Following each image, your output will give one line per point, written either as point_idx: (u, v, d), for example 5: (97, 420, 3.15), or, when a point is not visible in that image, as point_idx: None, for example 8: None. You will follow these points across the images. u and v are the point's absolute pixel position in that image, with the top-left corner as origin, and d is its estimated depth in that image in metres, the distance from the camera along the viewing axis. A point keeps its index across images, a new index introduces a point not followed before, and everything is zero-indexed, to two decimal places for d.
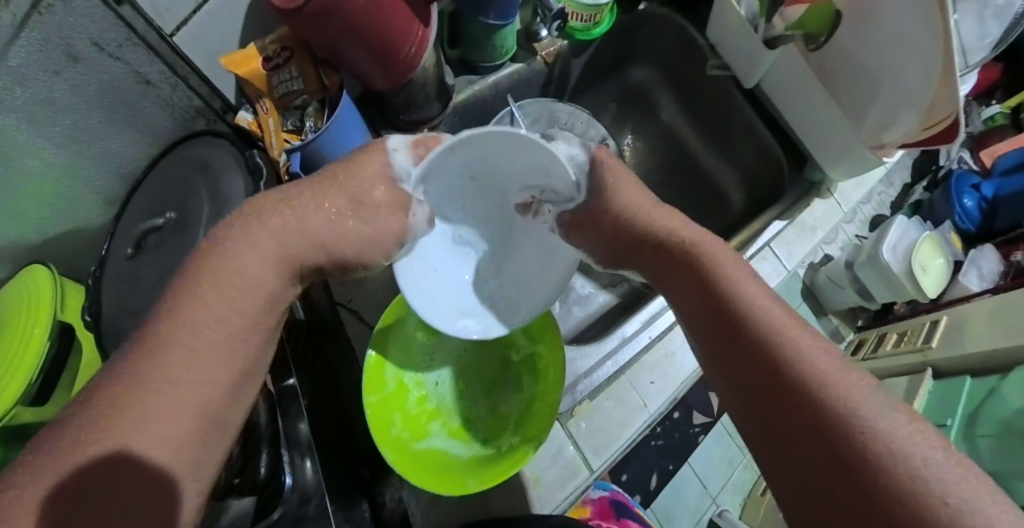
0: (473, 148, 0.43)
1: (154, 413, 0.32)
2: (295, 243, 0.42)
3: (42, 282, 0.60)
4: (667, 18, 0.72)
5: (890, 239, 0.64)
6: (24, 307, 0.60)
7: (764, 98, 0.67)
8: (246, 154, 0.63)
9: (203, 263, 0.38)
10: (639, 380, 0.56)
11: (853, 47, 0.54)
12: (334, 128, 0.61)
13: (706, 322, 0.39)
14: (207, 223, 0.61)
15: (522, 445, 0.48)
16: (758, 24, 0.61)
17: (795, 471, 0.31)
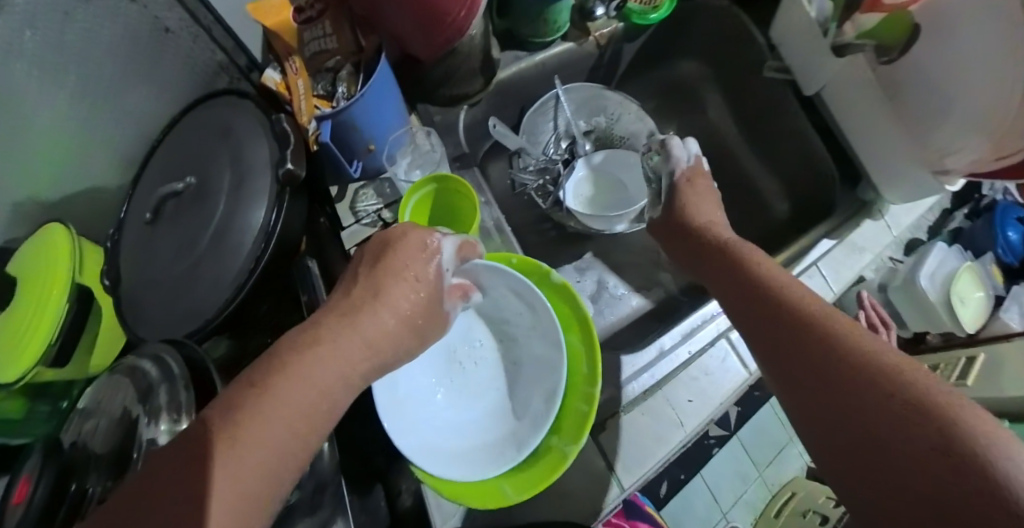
0: (502, 283, 0.53)
1: (230, 424, 0.34)
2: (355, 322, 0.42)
3: (59, 241, 0.56)
4: (725, 11, 0.68)
5: (928, 265, 0.57)
6: (39, 265, 0.56)
7: (823, 107, 0.63)
8: (272, 120, 0.60)
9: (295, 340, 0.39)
10: (676, 397, 0.55)
11: (931, 64, 0.51)
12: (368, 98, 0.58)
13: (739, 292, 0.44)
14: (228, 194, 0.58)
15: (558, 446, 0.47)
16: (829, 28, 0.58)
17: (828, 425, 0.32)
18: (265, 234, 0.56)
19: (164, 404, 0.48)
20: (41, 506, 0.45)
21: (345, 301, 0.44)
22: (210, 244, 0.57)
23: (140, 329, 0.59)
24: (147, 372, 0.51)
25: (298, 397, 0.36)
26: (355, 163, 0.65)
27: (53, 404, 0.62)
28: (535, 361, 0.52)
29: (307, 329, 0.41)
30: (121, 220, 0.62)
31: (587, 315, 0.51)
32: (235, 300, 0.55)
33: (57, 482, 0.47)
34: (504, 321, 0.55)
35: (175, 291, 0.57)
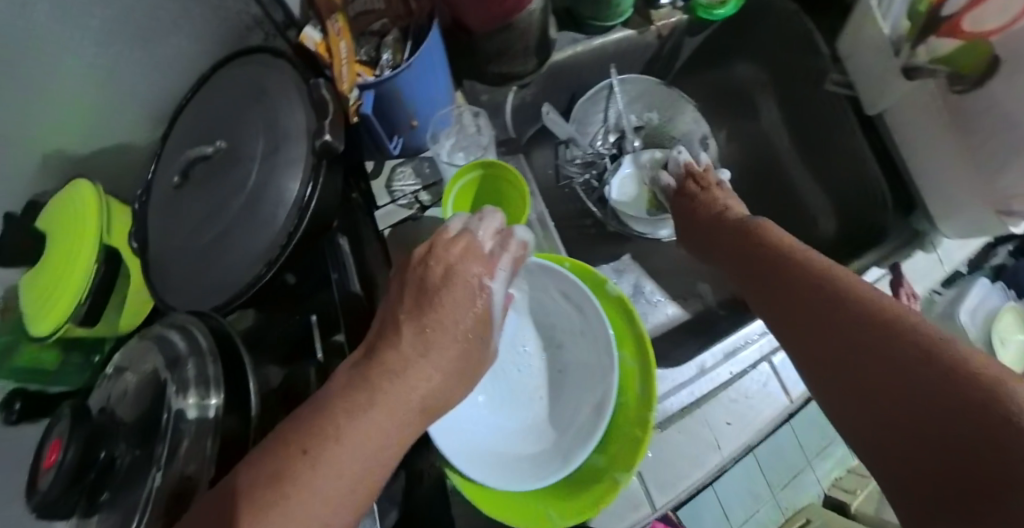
0: (552, 287, 0.51)
1: (275, 494, 0.34)
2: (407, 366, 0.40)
3: (88, 202, 0.56)
4: (793, 15, 0.66)
5: (969, 301, 0.57)
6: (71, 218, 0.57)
7: (883, 129, 0.61)
8: (310, 85, 0.54)
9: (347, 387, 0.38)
10: (714, 418, 0.55)
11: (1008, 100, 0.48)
12: (416, 68, 0.54)
13: (760, 269, 0.47)
14: (260, 160, 0.54)
15: (606, 470, 0.45)
16: (901, 48, 0.57)
17: (851, 386, 0.33)
18: (299, 207, 0.51)
19: (191, 377, 0.46)
20: (71, 467, 0.44)
21: (390, 354, 0.40)
22: (240, 211, 0.53)
23: (169, 297, 0.56)
24: (174, 344, 0.49)
25: (343, 459, 0.36)
26: (396, 139, 0.61)
27: (84, 357, 0.65)
28: (583, 372, 0.49)
29: (352, 389, 0.39)
30: (150, 180, 0.61)
31: (644, 333, 0.48)
32: (264, 277, 0.50)
33: (87, 443, 0.46)
34: (553, 327, 0.52)
35: (200, 260, 0.54)
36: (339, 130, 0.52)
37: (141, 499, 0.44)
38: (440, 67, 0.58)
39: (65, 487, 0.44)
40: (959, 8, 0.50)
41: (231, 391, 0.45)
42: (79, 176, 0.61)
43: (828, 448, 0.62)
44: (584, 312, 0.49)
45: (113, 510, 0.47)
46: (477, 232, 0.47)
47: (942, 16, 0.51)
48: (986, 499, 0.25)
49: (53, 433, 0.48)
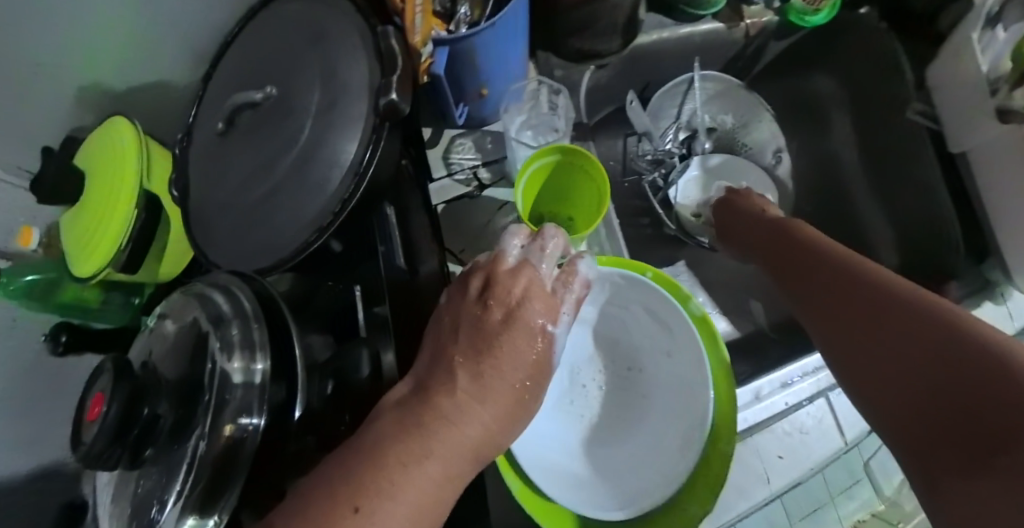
0: (634, 302, 0.47)
1: None
2: (464, 414, 0.34)
3: (130, 145, 0.56)
4: (879, 35, 0.65)
5: None
6: (110, 162, 0.57)
7: (964, 169, 0.60)
8: (376, 33, 0.47)
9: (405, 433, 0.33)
10: (766, 449, 0.51)
11: None
12: (501, 32, 0.49)
13: (787, 260, 0.48)
14: (315, 115, 0.46)
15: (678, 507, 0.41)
16: (999, 89, 0.54)
17: (926, 407, 0.30)
18: (356, 173, 0.44)
19: (236, 341, 0.43)
20: (115, 425, 0.37)
21: (445, 400, 0.34)
22: (290, 169, 0.46)
23: (204, 254, 0.50)
24: (217, 305, 0.46)
25: (395, 521, 0.30)
26: (462, 106, 0.56)
27: (125, 296, 0.70)
28: (663, 394, 0.46)
29: (398, 439, 0.32)
30: (189, 123, 0.54)
31: (728, 364, 0.44)
32: (314, 246, 0.44)
33: (135, 398, 0.38)
34: (632, 343, 0.49)
35: (248, 220, 0.48)
36: (406, 89, 0.45)
37: (185, 459, 0.40)
38: (503, 43, 0.50)
39: (106, 445, 0.37)
40: None
41: (278, 359, 0.44)
42: (118, 116, 0.59)
43: (852, 489, 0.54)
44: (670, 334, 0.46)
45: (157, 469, 0.42)
46: (539, 266, 0.41)
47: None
48: (992, 456, 0.26)
49: (94, 389, 0.40)
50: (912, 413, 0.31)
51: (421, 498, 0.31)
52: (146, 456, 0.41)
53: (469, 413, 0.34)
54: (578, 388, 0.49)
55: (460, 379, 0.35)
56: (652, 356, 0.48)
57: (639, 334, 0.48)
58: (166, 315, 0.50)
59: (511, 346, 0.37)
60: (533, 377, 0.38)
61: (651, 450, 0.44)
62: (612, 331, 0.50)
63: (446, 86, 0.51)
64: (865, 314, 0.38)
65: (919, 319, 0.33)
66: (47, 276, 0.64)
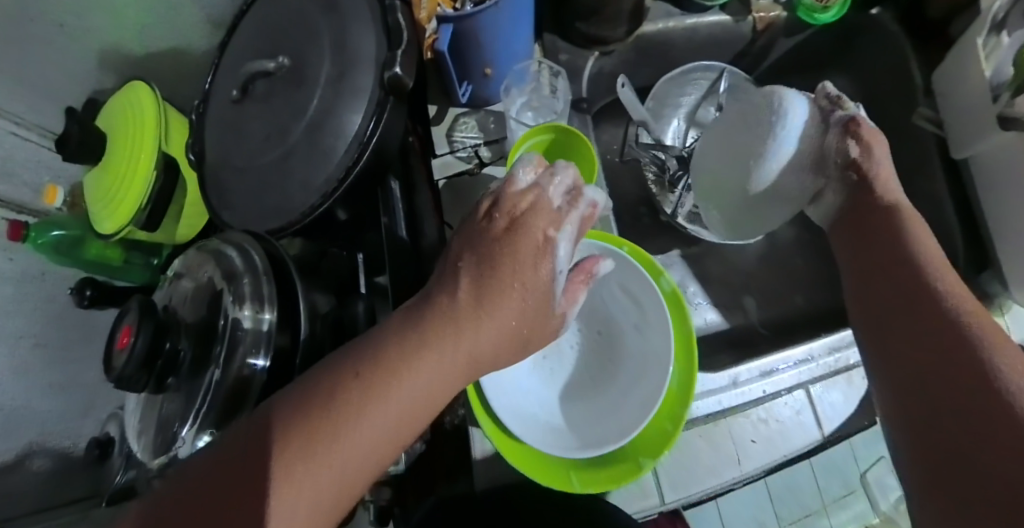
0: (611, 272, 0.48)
1: (308, 441, 0.30)
2: (458, 324, 0.35)
3: (149, 109, 0.58)
4: (892, 37, 0.65)
5: None
6: (132, 122, 0.60)
7: (969, 177, 0.59)
8: (385, 7, 0.49)
9: (398, 342, 0.33)
10: (741, 434, 0.52)
11: None
12: (506, 11, 0.50)
13: (856, 229, 0.46)
14: (326, 84, 0.48)
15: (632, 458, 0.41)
16: (1002, 96, 0.53)
17: (929, 412, 0.34)
18: (361, 143, 0.47)
19: (248, 294, 0.46)
20: (140, 357, 0.42)
21: (445, 307, 0.35)
22: (301, 137, 0.48)
23: (216, 212, 0.53)
24: (230, 259, 0.48)
25: (388, 416, 0.31)
26: (466, 85, 0.57)
27: (143, 257, 0.78)
28: (639, 357, 0.46)
29: (394, 342, 0.33)
30: (206, 90, 0.55)
31: (693, 333, 0.44)
32: (320, 209, 0.47)
33: (158, 335, 0.43)
34: (614, 312, 0.50)
35: (261, 182, 0.49)
36: (411, 63, 0.46)
37: (202, 389, 0.45)
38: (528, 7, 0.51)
39: (134, 371, 0.42)
40: None
41: (285, 309, 0.47)
42: (139, 80, 0.61)
43: (849, 497, 0.60)
44: (646, 305, 0.46)
45: (179, 396, 0.47)
46: (549, 188, 0.40)
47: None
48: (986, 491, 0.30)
49: (122, 323, 0.44)
50: (913, 427, 0.35)
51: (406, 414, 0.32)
52: (170, 385, 0.46)
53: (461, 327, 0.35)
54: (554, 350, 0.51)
55: (452, 296, 0.36)
56: (631, 325, 0.48)
57: (619, 302, 0.49)
58: (183, 264, 0.52)
59: (512, 258, 0.37)
60: (532, 288, 0.37)
61: (620, 409, 0.44)
62: (595, 302, 0.51)
63: (450, 63, 0.52)
64: (914, 311, 0.38)
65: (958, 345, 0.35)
66: (72, 233, 0.72)
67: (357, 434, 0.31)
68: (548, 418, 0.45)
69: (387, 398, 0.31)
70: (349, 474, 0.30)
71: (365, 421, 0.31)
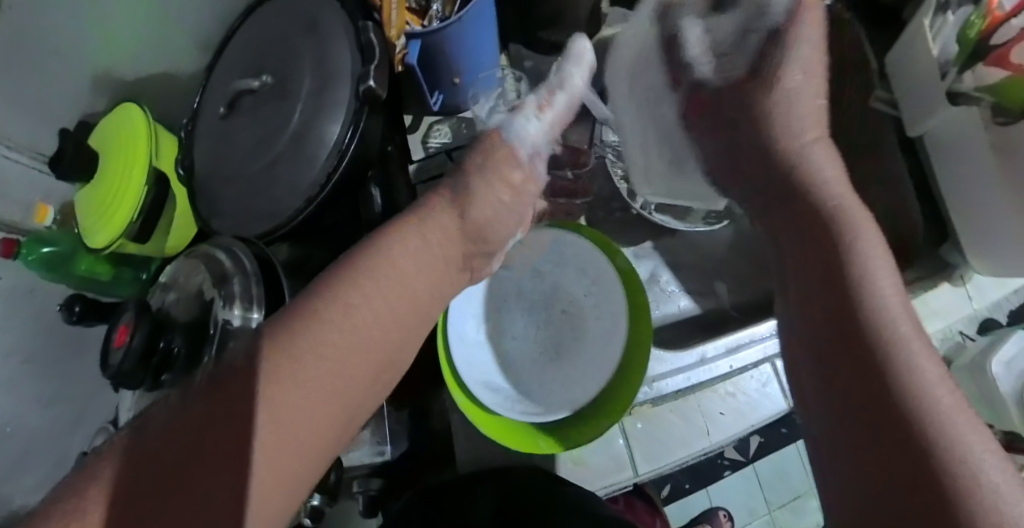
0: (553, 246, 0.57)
1: (277, 391, 0.34)
2: (402, 236, 0.44)
3: (139, 128, 0.63)
4: (849, 26, 0.67)
5: (1006, 352, 0.52)
6: (123, 143, 0.64)
7: (924, 152, 0.62)
8: (359, 27, 0.53)
9: (353, 288, 0.39)
10: (709, 406, 0.57)
11: None
12: (468, 22, 0.54)
13: (795, 240, 0.41)
14: (308, 99, 0.53)
15: (597, 417, 0.49)
16: (949, 73, 0.56)
17: (865, 477, 0.30)
18: (338, 152, 0.51)
19: (238, 293, 0.51)
20: (137, 353, 0.47)
21: (392, 247, 0.43)
22: (287, 145, 0.53)
23: (211, 221, 0.58)
24: (222, 263, 0.53)
25: (346, 347, 0.38)
26: (437, 94, 0.61)
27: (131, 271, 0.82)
28: (587, 319, 0.54)
29: (339, 294, 0.39)
30: (195, 110, 0.61)
31: (644, 299, 0.51)
32: (303, 213, 0.51)
33: (152, 332, 0.49)
34: (556, 280, 0.56)
35: (251, 189, 0.55)
36: (383, 76, 0.51)
37: None
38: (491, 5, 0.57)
39: (132, 366, 0.47)
40: (1009, 38, 0.50)
41: (272, 309, 0.52)
42: (128, 102, 0.66)
43: None
44: (583, 274, 0.55)
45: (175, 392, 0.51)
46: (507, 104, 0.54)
47: (991, 44, 0.51)
48: None
49: (121, 322, 0.50)
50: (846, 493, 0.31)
51: (355, 355, 0.38)
52: (166, 383, 0.51)
53: (408, 275, 0.42)
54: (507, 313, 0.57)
55: (398, 243, 0.43)
56: (569, 291, 0.56)
57: (558, 273, 0.56)
58: (177, 272, 0.57)
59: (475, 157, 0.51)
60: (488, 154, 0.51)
61: (574, 369, 0.52)
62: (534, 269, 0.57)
63: (421, 75, 0.58)
64: (856, 351, 0.33)
65: (899, 400, 0.30)
66: (62, 249, 0.73)
67: (321, 379, 0.36)
68: (516, 386, 0.53)
69: (345, 339, 0.38)
70: (325, 420, 0.36)
71: (320, 362, 0.36)
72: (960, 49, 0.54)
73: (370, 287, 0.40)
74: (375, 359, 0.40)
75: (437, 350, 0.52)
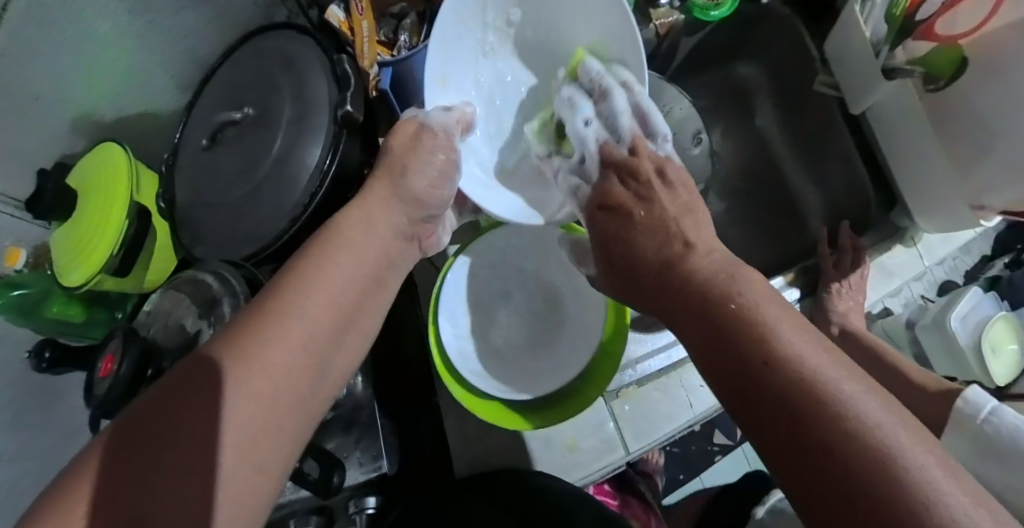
0: (527, 243, 0.60)
1: (234, 374, 0.33)
2: (359, 219, 0.45)
3: (120, 160, 0.59)
4: (786, 20, 0.69)
5: (961, 308, 0.56)
6: (103, 178, 0.59)
7: (869, 129, 0.65)
8: (333, 60, 0.58)
9: (315, 266, 0.40)
10: (690, 379, 0.60)
11: (976, 97, 0.53)
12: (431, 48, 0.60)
13: (664, 293, 0.35)
14: (288, 126, 0.57)
15: (581, 392, 0.53)
16: (881, 50, 0.59)
17: None
18: (321, 173, 0.55)
19: (228, 315, 0.53)
20: (125, 380, 0.48)
21: (349, 229, 0.44)
22: (268, 171, 0.57)
23: (197, 249, 0.61)
24: (210, 286, 0.55)
25: (320, 317, 0.38)
26: None
27: (108, 312, 0.66)
28: (576, 311, 0.58)
29: (285, 277, 0.39)
30: (177, 143, 0.64)
31: None
32: (289, 233, 0.55)
33: (141, 358, 0.49)
34: (532, 272, 0.60)
35: (233, 214, 0.58)
36: (359, 101, 0.56)
37: None
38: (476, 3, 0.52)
39: (116, 395, 0.47)
40: (935, 11, 0.53)
41: None
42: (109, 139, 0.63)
43: None
44: (560, 272, 0.59)
45: None
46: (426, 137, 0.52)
47: (916, 20, 0.54)
48: None
49: (105, 350, 0.50)
50: None
51: (328, 306, 0.39)
52: None
53: (370, 260, 0.44)
54: (492, 302, 0.59)
55: (353, 220, 0.45)
56: (548, 286, 0.60)
57: (534, 268, 0.60)
58: (160, 302, 0.58)
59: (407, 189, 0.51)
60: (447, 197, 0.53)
61: (566, 359, 0.56)
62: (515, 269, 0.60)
63: (394, 100, 0.63)
64: (741, 368, 0.28)
65: (802, 418, 0.24)
66: (35, 291, 0.58)
67: (286, 348, 0.36)
68: (509, 376, 0.55)
69: (307, 308, 0.38)
70: (305, 394, 0.36)
71: (284, 337, 0.36)
72: (889, 29, 0.57)
73: (330, 264, 0.41)
74: (345, 329, 0.40)
75: (429, 337, 0.54)
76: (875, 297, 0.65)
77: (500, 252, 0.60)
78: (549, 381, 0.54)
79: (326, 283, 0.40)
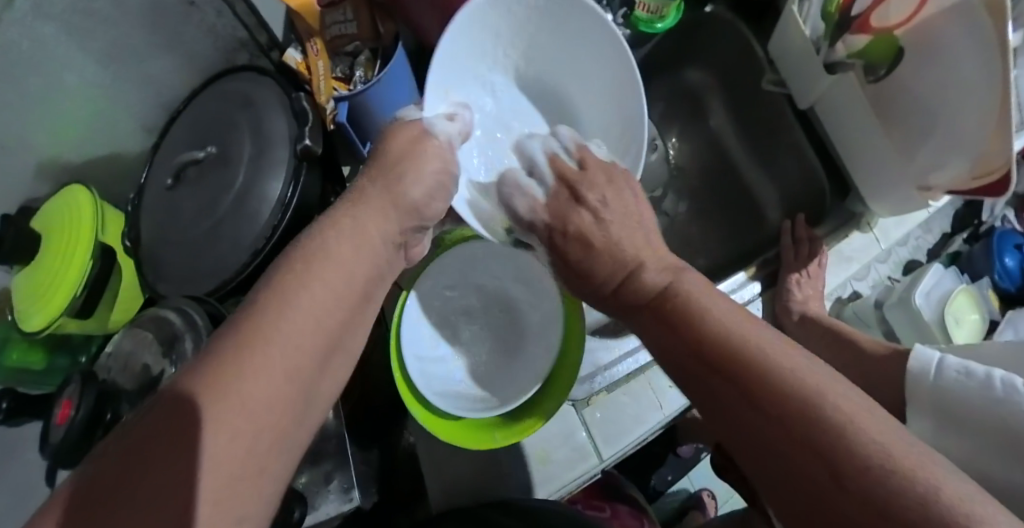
0: (489, 257, 0.62)
1: (212, 394, 0.27)
2: (347, 219, 0.39)
3: (83, 204, 0.62)
4: (731, 24, 0.70)
5: (925, 285, 0.58)
6: (65, 224, 0.62)
7: (816, 122, 0.66)
8: (292, 98, 0.61)
9: (310, 264, 0.34)
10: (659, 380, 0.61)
11: (909, 82, 0.52)
12: (387, 80, 0.59)
13: (656, 321, 0.36)
14: (248, 163, 0.60)
15: (541, 404, 0.53)
16: (821, 47, 0.60)
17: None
18: (281, 205, 0.57)
19: (189, 350, 0.54)
20: (80, 426, 0.50)
21: (333, 227, 0.38)
22: (230, 208, 0.59)
23: (161, 285, 0.63)
24: (172, 323, 0.56)
25: (310, 325, 0.32)
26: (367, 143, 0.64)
27: (71, 355, 0.68)
28: (538, 322, 0.60)
29: (270, 280, 0.33)
30: (144, 183, 0.66)
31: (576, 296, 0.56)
32: (251, 265, 0.57)
33: (98, 401, 0.51)
34: (498, 287, 0.63)
35: (196, 249, 0.60)
36: (317, 135, 0.59)
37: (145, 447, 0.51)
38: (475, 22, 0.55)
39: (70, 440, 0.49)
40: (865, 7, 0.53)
41: None
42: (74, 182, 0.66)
43: None
44: (518, 285, 0.62)
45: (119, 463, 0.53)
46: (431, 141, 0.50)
47: (851, 15, 0.54)
48: None
49: (62, 397, 0.52)
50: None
51: (317, 312, 0.33)
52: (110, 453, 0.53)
53: (365, 262, 0.38)
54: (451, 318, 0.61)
55: (344, 219, 0.39)
56: (506, 299, 0.63)
57: (498, 281, 0.63)
58: (122, 343, 0.59)
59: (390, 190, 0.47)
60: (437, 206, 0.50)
61: (529, 369, 0.57)
62: (481, 288, 0.63)
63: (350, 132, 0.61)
64: (746, 388, 0.27)
65: (786, 397, 0.25)
66: None
67: (276, 362, 0.30)
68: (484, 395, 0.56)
69: (293, 316, 0.32)
70: (290, 418, 0.30)
71: (270, 348, 0.30)
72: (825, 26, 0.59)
73: (318, 265, 0.35)
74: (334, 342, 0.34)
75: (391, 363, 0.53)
76: (836, 282, 0.66)
77: (460, 272, 0.62)
78: (515, 395, 0.55)
79: (312, 299, 0.33)
